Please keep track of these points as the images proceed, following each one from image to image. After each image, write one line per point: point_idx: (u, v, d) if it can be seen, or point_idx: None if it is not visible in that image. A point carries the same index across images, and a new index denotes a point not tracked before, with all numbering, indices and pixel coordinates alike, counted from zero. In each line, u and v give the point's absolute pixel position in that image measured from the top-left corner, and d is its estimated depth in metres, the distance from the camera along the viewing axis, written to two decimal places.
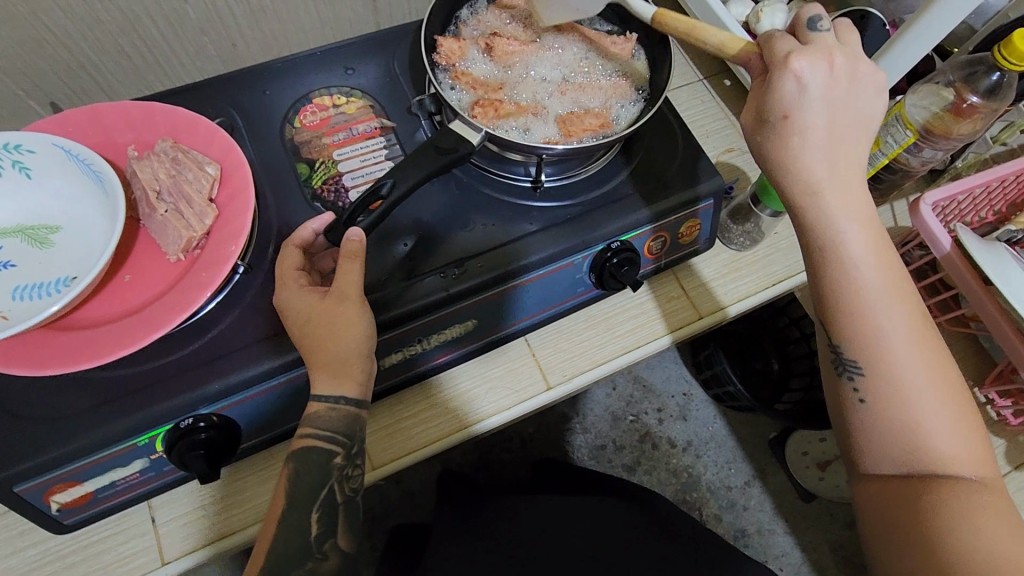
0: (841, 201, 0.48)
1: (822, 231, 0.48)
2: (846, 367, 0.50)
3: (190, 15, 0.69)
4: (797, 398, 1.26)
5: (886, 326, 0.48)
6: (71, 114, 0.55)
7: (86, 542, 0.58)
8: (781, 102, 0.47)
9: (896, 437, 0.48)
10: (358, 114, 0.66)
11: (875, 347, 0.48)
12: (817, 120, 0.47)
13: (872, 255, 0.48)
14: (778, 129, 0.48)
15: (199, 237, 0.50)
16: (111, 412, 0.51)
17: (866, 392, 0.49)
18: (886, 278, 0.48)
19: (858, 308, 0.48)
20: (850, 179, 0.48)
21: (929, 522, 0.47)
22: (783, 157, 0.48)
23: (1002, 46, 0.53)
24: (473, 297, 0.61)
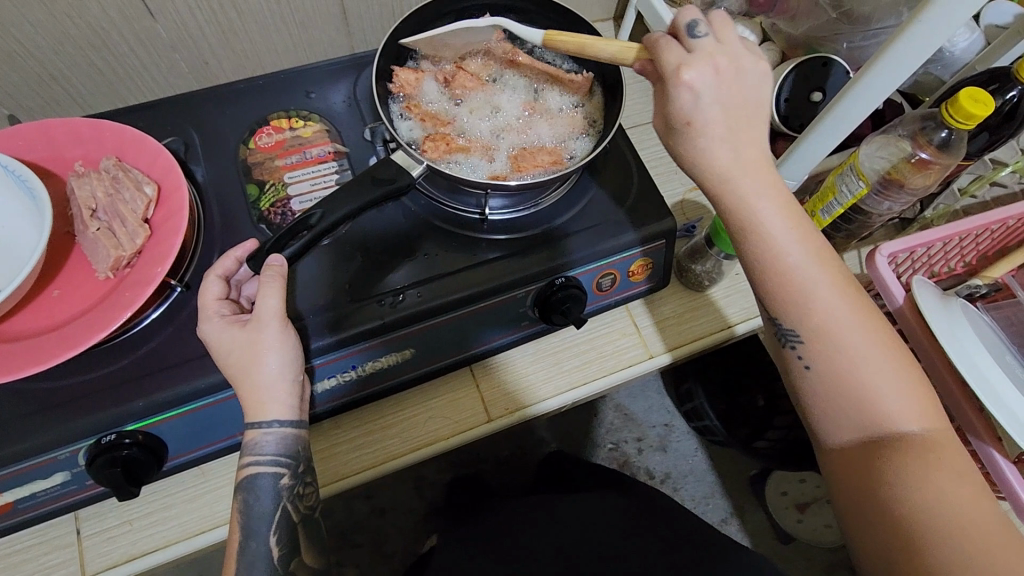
0: (752, 186, 0.47)
1: (740, 219, 0.48)
2: (786, 336, 0.50)
3: (161, 35, 0.69)
4: (779, 436, 1.17)
5: (817, 293, 0.48)
6: (21, 129, 0.59)
7: (11, 550, 0.58)
8: (682, 111, 0.46)
9: (844, 400, 0.48)
10: (313, 138, 0.67)
11: (809, 311, 0.48)
12: (716, 119, 0.46)
13: (792, 231, 0.47)
14: (684, 136, 0.47)
15: (129, 255, 0.55)
16: (33, 425, 0.51)
17: (809, 358, 0.49)
18: (807, 248, 0.48)
19: (789, 280, 0.48)
20: (753, 161, 0.47)
21: (882, 483, 0.46)
22: (695, 159, 0.47)
23: (949, 104, 0.55)
24: (411, 327, 0.61)
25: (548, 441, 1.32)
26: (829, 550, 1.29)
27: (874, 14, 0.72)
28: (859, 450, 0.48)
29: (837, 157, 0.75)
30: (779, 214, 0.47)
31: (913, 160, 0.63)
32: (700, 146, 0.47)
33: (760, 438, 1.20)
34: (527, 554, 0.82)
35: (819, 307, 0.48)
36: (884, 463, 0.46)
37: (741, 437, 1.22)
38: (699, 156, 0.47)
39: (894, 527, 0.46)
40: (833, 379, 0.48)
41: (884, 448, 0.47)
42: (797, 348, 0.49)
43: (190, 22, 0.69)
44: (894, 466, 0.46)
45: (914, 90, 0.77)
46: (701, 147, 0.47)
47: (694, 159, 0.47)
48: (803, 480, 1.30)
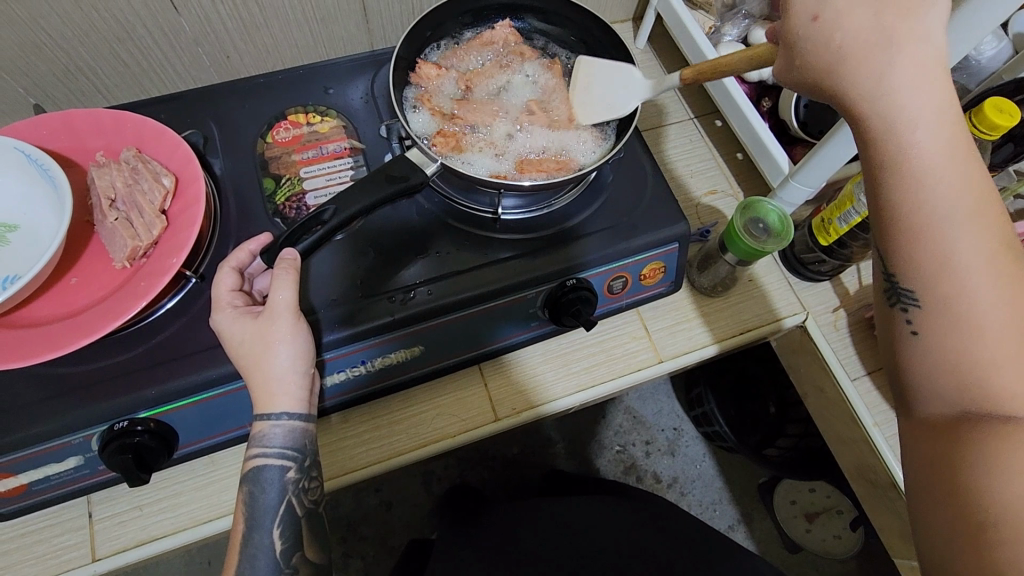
0: (902, 102, 0.40)
1: (885, 150, 0.41)
2: (899, 296, 0.43)
3: (184, 28, 0.70)
4: (791, 444, 1.18)
5: (952, 249, 0.40)
6: (47, 118, 0.61)
7: (25, 531, 0.59)
8: (808, 6, 0.43)
9: (949, 377, 0.41)
10: (331, 133, 0.68)
11: (936, 269, 0.41)
12: (854, 21, 0.42)
13: (944, 172, 0.40)
14: (812, 37, 0.43)
15: (145, 246, 0.55)
16: (47, 409, 0.52)
17: (919, 324, 0.42)
18: (954, 193, 0.40)
19: (921, 226, 0.41)
20: (906, 70, 0.40)
21: (965, 470, 0.39)
22: (830, 64, 0.43)
23: (973, 114, 0.55)
24: (424, 323, 0.61)
25: (555, 441, 1.32)
26: (838, 561, 1.28)
27: None
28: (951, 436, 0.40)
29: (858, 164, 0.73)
30: (932, 146, 0.40)
31: None
32: (834, 46, 0.42)
33: (770, 446, 1.18)
34: (525, 554, 0.81)
35: (942, 265, 0.40)
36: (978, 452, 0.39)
37: (750, 444, 1.19)
38: (835, 60, 0.42)
39: (968, 524, 0.38)
40: (945, 352, 0.41)
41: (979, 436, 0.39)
42: (909, 311, 0.42)
43: (213, 17, 0.70)
44: (990, 458, 0.38)
45: None
46: (834, 50, 0.42)
47: (825, 70, 0.43)
48: (813, 490, 1.31)
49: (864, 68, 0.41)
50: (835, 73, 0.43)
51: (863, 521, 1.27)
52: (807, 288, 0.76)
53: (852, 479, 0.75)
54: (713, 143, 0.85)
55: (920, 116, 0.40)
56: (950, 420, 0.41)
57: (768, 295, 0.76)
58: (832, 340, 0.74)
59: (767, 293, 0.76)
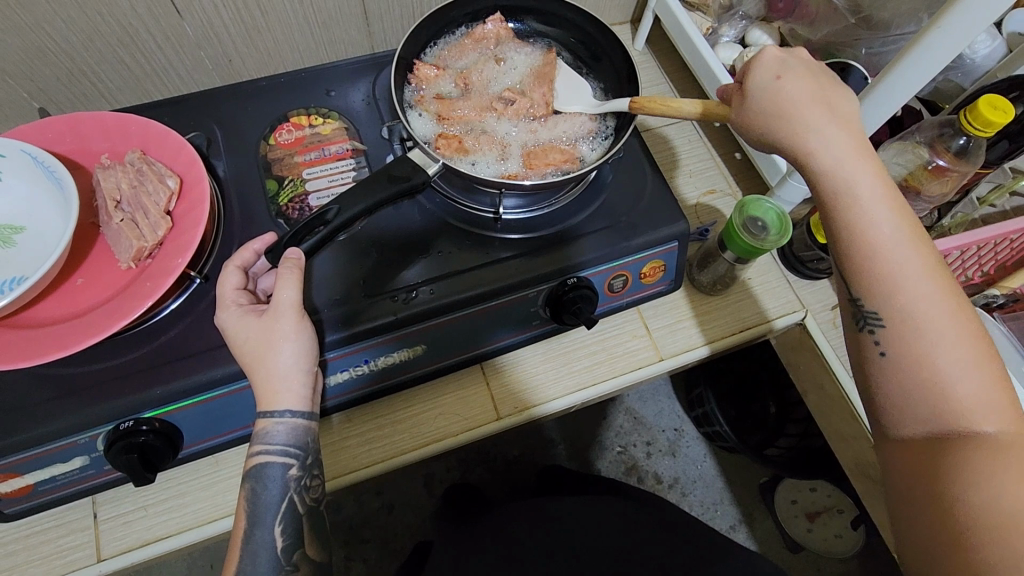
0: (844, 150, 0.46)
1: (836, 195, 0.45)
2: (866, 320, 0.45)
3: (187, 32, 0.71)
4: (792, 444, 1.18)
5: (903, 274, 0.43)
6: (52, 122, 0.62)
7: (30, 531, 0.60)
8: (768, 71, 0.49)
9: (920, 395, 0.42)
10: (333, 135, 0.68)
11: (893, 291, 0.43)
12: (803, 91, 0.48)
13: (886, 207, 0.44)
14: (768, 90, 0.48)
15: (150, 247, 0.56)
16: (53, 410, 0.53)
17: (887, 344, 0.44)
18: (898, 224, 0.44)
19: (873, 254, 0.44)
20: (844, 127, 0.47)
21: (947, 481, 0.41)
22: (785, 110, 0.47)
23: (968, 111, 0.55)
24: (424, 322, 0.61)
25: (556, 442, 1.32)
26: (840, 560, 1.28)
27: (894, 20, 0.71)
28: (929, 451, 0.42)
29: None
30: (873, 184, 0.45)
31: (930, 167, 0.64)
32: (787, 98, 0.47)
33: (770, 446, 1.19)
34: (527, 554, 0.81)
35: (899, 288, 0.43)
36: (956, 462, 0.41)
37: (751, 444, 1.20)
38: (790, 108, 0.47)
39: (953, 534, 0.39)
40: (911, 372, 0.43)
41: (954, 448, 0.41)
42: (876, 333, 0.44)
43: (215, 21, 0.70)
44: (967, 468, 0.40)
45: (935, 98, 0.77)
46: (789, 101, 0.47)
47: (780, 115, 0.48)
48: (814, 489, 1.31)
49: (812, 118, 0.47)
50: (788, 117, 0.47)
51: (864, 519, 1.27)
52: (807, 286, 0.77)
53: (852, 475, 0.76)
54: (711, 143, 0.85)
55: (858, 160, 0.45)
56: (924, 438, 0.42)
57: (767, 292, 0.76)
58: (832, 338, 0.74)
59: (766, 291, 0.76)
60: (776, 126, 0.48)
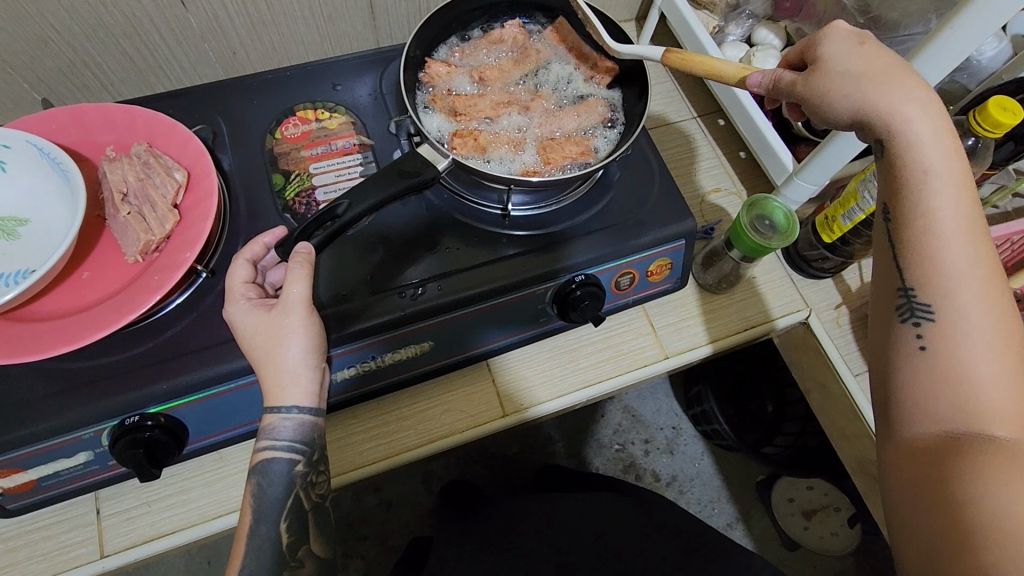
0: (934, 125, 0.44)
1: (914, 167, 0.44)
2: (913, 311, 0.45)
3: (191, 24, 0.70)
4: (789, 442, 1.18)
5: (960, 269, 0.43)
6: (56, 113, 0.61)
7: (32, 527, 0.59)
8: (849, 36, 0.47)
9: (946, 391, 0.42)
10: (340, 130, 0.68)
11: (944, 288, 0.43)
12: (885, 57, 0.46)
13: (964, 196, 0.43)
14: (855, 56, 0.46)
15: (157, 240, 0.55)
16: (57, 404, 0.52)
17: (928, 338, 0.43)
18: (969, 216, 0.43)
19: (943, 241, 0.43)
20: (935, 97, 0.45)
21: (953, 482, 0.40)
22: (877, 75, 0.45)
23: (977, 112, 0.56)
24: (464, 309, 0.62)
25: (555, 440, 1.32)
26: (835, 558, 1.29)
27: (903, 21, 0.71)
28: (939, 450, 0.41)
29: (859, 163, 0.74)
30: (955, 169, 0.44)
31: None
32: (877, 64, 0.46)
33: (769, 445, 1.21)
34: (529, 550, 0.81)
35: (954, 284, 0.43)
36: (967, 464, 0.39)
37: (748, 442, 1.20)
38: (881, 74, 0.45)
39: (953, 535, 0.39)
40: (943, 367, 0.42)
41: (966, 450, 0.40)
42: (921, 324, 0.44)
43: (221, 13, 0.70)
44: (976, 472, 0.39)
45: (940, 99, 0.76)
46: (874, 65, 0.46)
47: (872, 81, 0.45)
48: (812, 487, 1.29)
49: (904, 85, 0.45)
50: (881, 83, 0.45)
51: (861, 518, 1.26)
52: (810, 285, 0.77)
53: (853, 473, 0.76)
54: (716, 142, 0.85)
55: (948, 139, 0.44)
56: (936, 435, 0.41)
57: (773, 291, 0.77)
58: (834, 336, 0.75)
59: (771, 289, 0.77)
60: (867, 92, 0.45)
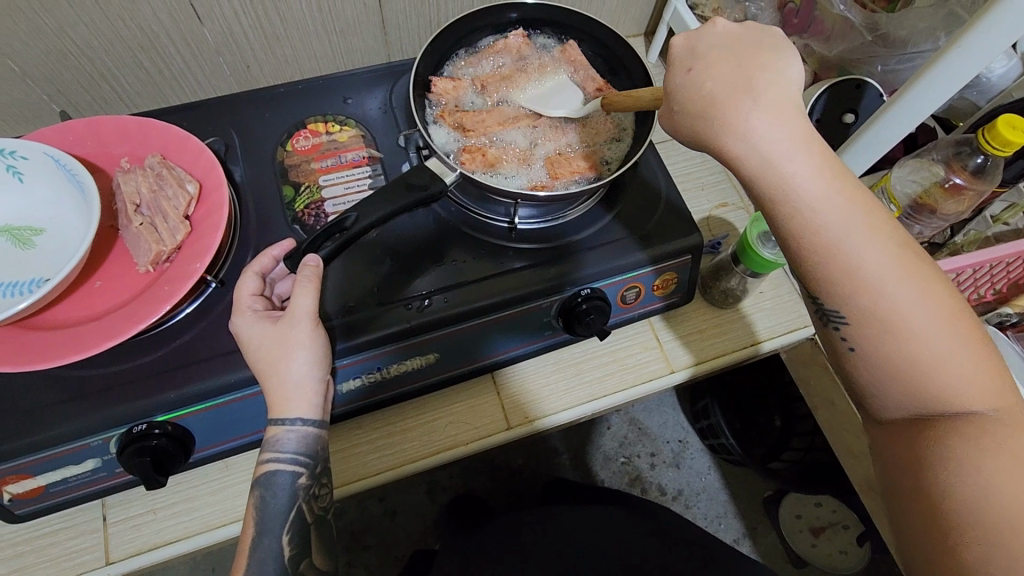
0: (774, 139, 0.44)
1: (770, 190, 0.44)
2: (829, 316, 0.46)
3: (206, 39, 0.71)
4: (797, 458, 1.17)
5: (859, 268, 0.43)
6: (74, 125, 0.62)
7: (40, 533, 0.60)
8: (684, 60, 0.48)
9: (897, 382, 0.43)
10: (349, 143, 0.68)
11: (856, 279, 0.43)
12: (718, 77, 0.46)
13: (832, 195, 0.44)
14: (688, 85, 0.47)
15: (168, 251, 0.56)
16: (67, 411, 0.53)
17: (853, 339, 0.45)
18: (842, 217, 0.43)
19: (828, 251, 0.44)
20: (773, 110, 0.44)
21: (931, 470, 0.42)
22: (707, 104, 0.46)
23: (986, 130, 0.56)
24: (481, 318, 0.62)
25: (561, 452, 1.31)
26: None
27: (910, 38, 0.72)
28: (913, 439, 0.43)
29: (867, 180, 0.76)
30: (812, 176, 0.44)
31: (945, 186, 0.65)
32: (706, 92, 0.46)
33: (775, 460, 1.18)
34: (533, 564, 0.81)
35: (864, 278, 0.43)
36: (938, 452, 0.42)
37: (756, 456, 1.19)
38: (710, 103, 0.46)
39: (938, 528, 0.41)
40: (883, 360, 0.44)
41: (937, 437, 0.42)
42: (840, 328, 0.45)
43: (235, 28, 0.71)
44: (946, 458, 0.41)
45: (949, 115, 0.77)
46: (707, 92, 0.46)
47: (704, 114, 0.46)
48: (819, 504, 1.30)
49: (736, 106, 0.45)
50: (711, 113, 0.46)
51: (871, 535, 1.25)
52: None
53: (861, 492, 0.75)
54: None
55: (792, 148, 0.44)
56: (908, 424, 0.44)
57: (781, 306, 0.76)
58: None
59: (779, 305, 0.76)
60: (703, 125, 0.46)
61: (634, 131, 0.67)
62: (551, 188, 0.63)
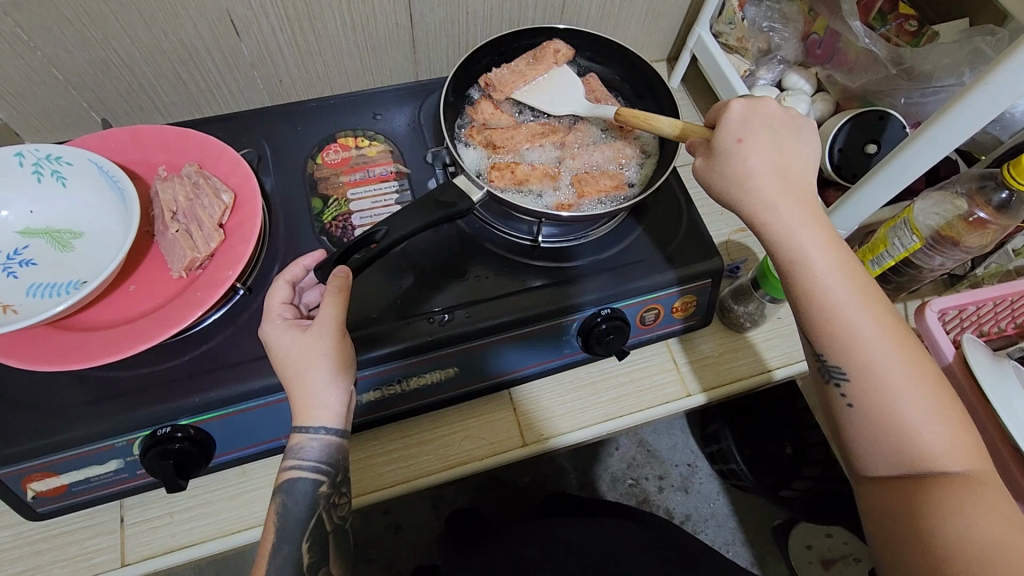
0: (799, 217, 0.49)
1: (792, 257, 0.49)
2: (830, 373, 0.49)
3: (244, 53, 0.73)
4: (808, 487, 1.16)
5: (861, 335, 0.47)
6: (115, 132, 0.64)
7: (57, 531, 0.60)
8: (735, 130, 0.51)
9: (890, 439, 0.47)
10: (378, 157, 0.70)
11: (856, 346, 0.47)
12: (762, 155, 0.50)
13: (844, 267, 0.48)
14: (732, 154, 0.51)
15: (202, 258, 0.58)
16: (93, 412, 0.54)
17: (852, 396, 0.48)
18: (853, 291, 0.48)
19: (838, 317, 0.48)
20: (801, 193, 0.50)
21: (924, 522, 0.44)
22: (749, 176, 0.50)
23: (1011, 166, 0.56)
24: (486, 338, 0.62)
25: (568, 471, 1.31)
26: None
27: (935, 72, 0.72)
28: (906, 489, 0.46)
29: (888, 211, 0.77)
30: (829, 250, 0.48)
31: (968, 219, 0.65)
32: (749, 165, 0.50)
33: (786, 488, 1.16)
34: None
35: (863, 346, 0.47)
36: (930, 504, 0.45)
37: (766, 483, 1.18)
38: (751, 175, 0.50)
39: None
40: (878, 418, 0.47)
41: (928, 488, 0.45)
42: (841, 384, 0.48)
43: (272, 44, 0.73)
44: (938, 509, 0.44)
45: (971, 148, 0.78)
46: (749, 166, 0.50)
47: (742, 185, 0.50)
48: (830, 535, 1.27)
49: (772, 184, 0.50)
50: (751, 185, 0.50)
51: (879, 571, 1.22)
52: None
53: None
54: None
55: (813, 227, 0.49)
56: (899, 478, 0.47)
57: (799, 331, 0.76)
58: None
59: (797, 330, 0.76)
60: (739, 193, 0.50)
61: (658, 156, 0.69)
62: (577, 207, 0.64)
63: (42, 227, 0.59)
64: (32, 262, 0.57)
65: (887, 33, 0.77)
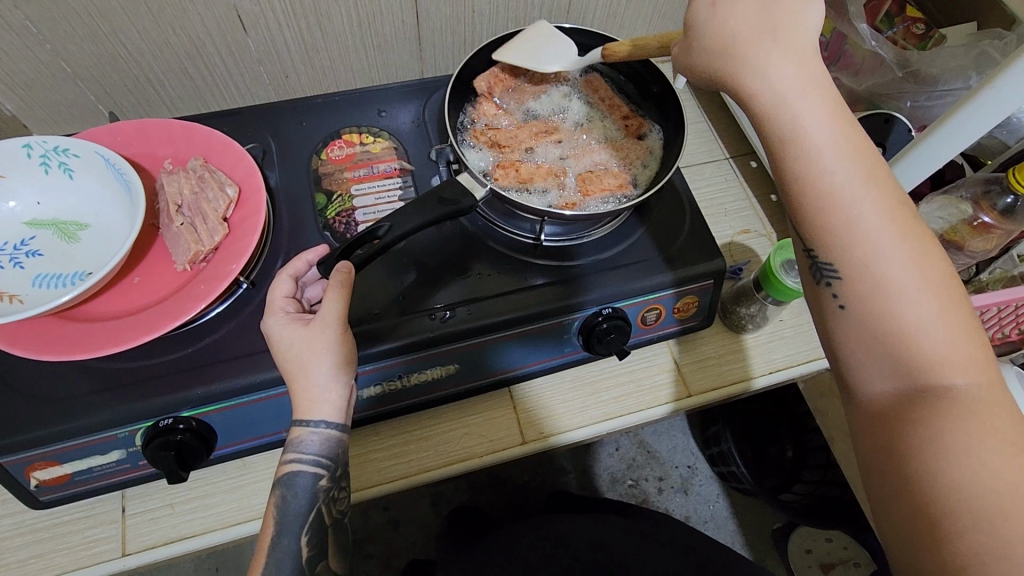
0: (789, 78, 0.45)
1: (779, 129, 0.45)
2: (822, 272, 0.46)
3: (250, 48, 0.74)
4: (809, 491, 1.16)
5: (857, 219, 0.43)
6: (122, 126, 0.65)
7: (59, 521, 0.61)
8: None
9: (884, 346, 0.43)
10: (382, 154, 0.70)
11: (849, 235, 0.44)
12: (740, 14, 0.47)
13: (840, 144, 0.44)
14: (709, 23, 0.49)
15: (206, 251, 0.58)
16: (96, 402, 0.54)
17: (845, 297, 0.45)
18: (848, 167, 0.44)
19: (830, 200, 0.44)
20: (794, 49, 0.45)
21: (909, 441, 0.41)
22: (728, 41, 0.47)
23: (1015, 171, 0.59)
24: (490, 335, 0.63)
25: (568, 471, 1.31)
26: None
27: (942, 76, 0.72)
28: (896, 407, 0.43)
29: None
30: (823, 116, 0.44)
31: (974, 223, 0.66)
32: (727, 29, 0.47)
33: (786, 491, 1.17)
34: None
35: (858, 233, 0.43)
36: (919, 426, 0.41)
37: (766, 486, 1.17)
38: (730, 41, 0.47)
39: (915, 509, 0.40)
40: (871, 324, 0.43)
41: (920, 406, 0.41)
42: (832, 284, 0.45)
43: (278, 40, 0.74)
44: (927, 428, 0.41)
45: (977, 152, 0.77)
46: (727, 29, 0.47)
47: (722, 53, 0.48)
48: (829, 540, 1.26)
49: (756, 50, 0.46)
50: (730, 52, 0.47)
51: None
52: None
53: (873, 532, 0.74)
54: (746, 183, 0.87)
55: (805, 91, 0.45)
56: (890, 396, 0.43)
57: (800, 334, 0.76)
58: None
59: (799, 333, 0.76)
60: (720, 62, 0.48)
61: (662, 156, 0.69)
62: (580, 206, 0.65)
63: (49, 218, 0.59)
64: (38, 253, 0.58)
65: (895, 36, 0.77)
